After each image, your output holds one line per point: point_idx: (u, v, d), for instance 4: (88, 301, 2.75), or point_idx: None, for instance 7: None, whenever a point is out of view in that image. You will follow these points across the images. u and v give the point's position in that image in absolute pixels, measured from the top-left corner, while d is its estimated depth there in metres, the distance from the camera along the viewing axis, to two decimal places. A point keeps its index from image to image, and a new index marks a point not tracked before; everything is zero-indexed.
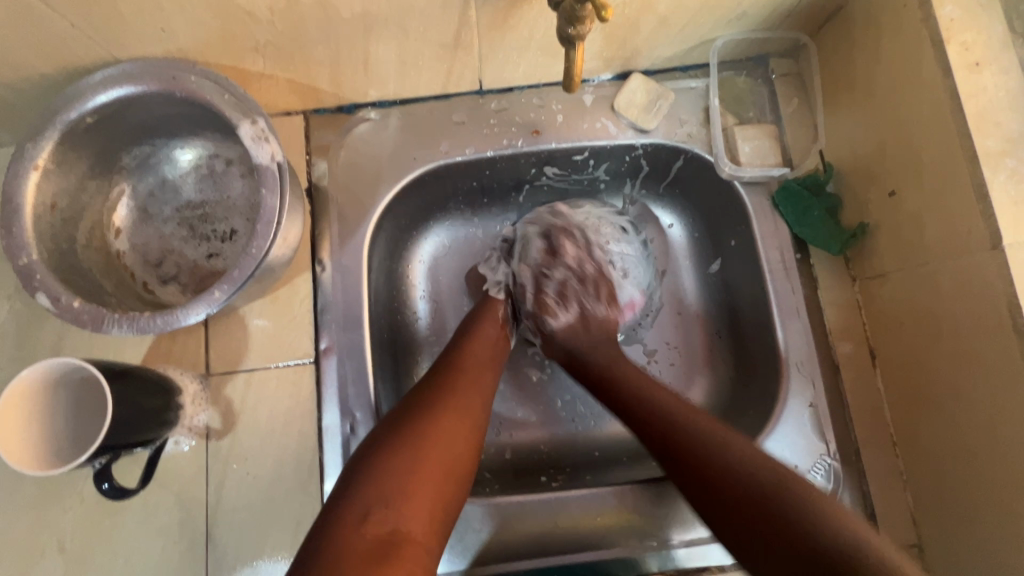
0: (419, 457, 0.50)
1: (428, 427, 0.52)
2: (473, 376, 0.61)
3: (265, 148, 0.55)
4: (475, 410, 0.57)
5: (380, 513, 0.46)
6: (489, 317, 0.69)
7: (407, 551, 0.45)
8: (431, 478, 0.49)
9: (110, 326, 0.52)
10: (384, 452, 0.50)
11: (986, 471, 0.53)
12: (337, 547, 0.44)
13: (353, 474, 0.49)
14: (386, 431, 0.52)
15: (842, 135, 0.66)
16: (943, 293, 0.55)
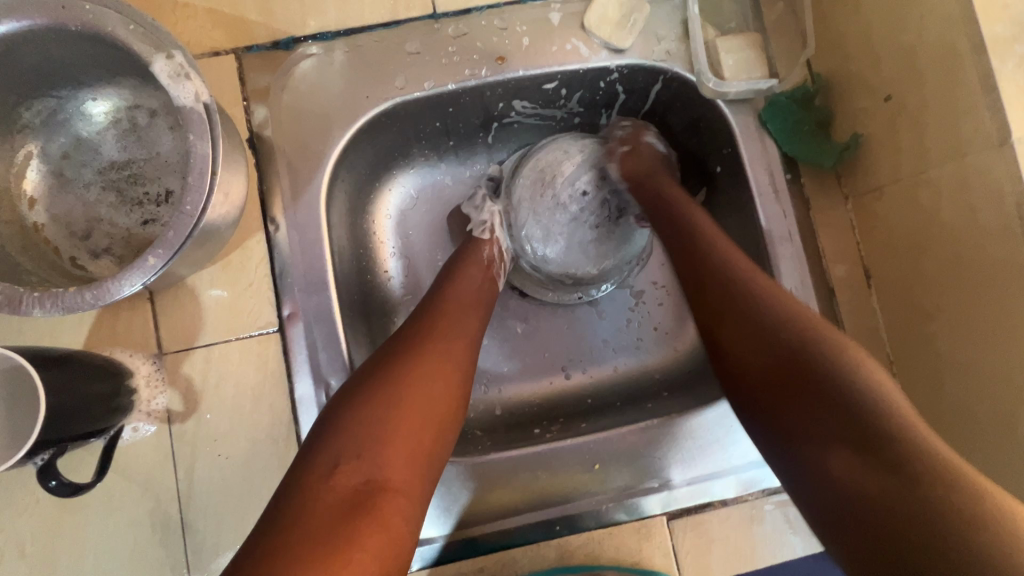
0: (397, 404, 0.46)
1: (409, 374, 0.48)
2: (457, 320, 0.56)
3: (187, 87, 0.47)
4: (460, 357, 0.52)
5: (353, 462, 0.42)
6: (473, 258, 0.64)
7: (385, 501, 0.41)
8: (411, 427, 0.45)
9: (30, 307, 0.45)
10: (359, 401, 0.46)
11: (990, 380, 0.51)
12: (304, 501, 0.40)
13: (324, 426, 0.45)
14: (362, 378, 0.48)
15: (832, 40, 0.61)
16: (945, 200, 0.52)
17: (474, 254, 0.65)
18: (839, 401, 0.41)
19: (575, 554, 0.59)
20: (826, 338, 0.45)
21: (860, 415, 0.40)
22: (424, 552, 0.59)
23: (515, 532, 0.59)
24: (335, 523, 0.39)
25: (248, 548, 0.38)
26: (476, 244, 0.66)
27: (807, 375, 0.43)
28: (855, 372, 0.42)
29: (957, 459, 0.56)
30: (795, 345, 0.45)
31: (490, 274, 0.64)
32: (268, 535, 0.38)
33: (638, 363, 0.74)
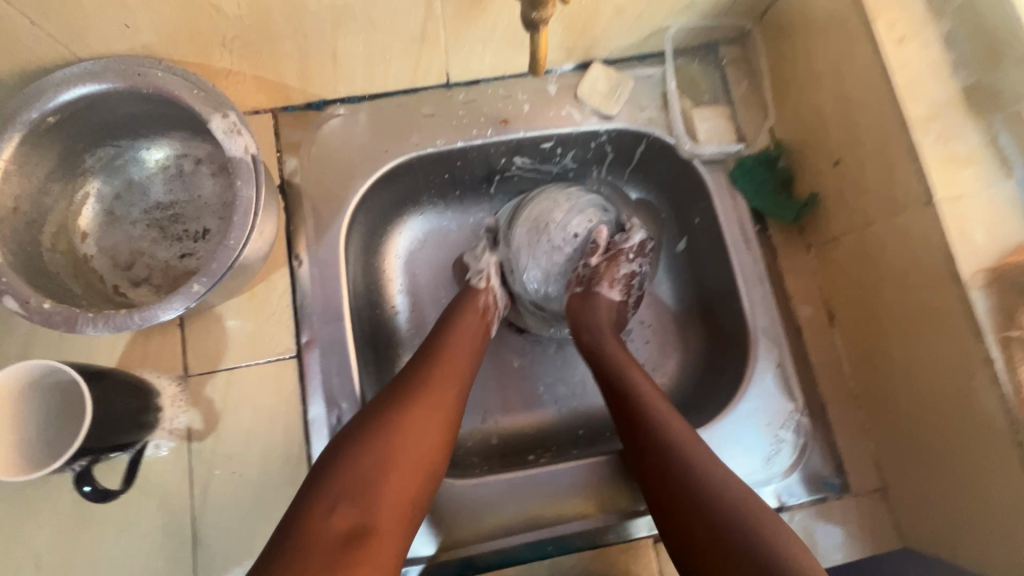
0: (390, 450, 0.51)
1: (402, 424, 0.53)
2: (450, 368, 0.61)
3: (238, 141, 0.55)
4: (449, 404, 0.58)
5: (347, 505, 0.47)
6: (468, 307, 0.70)
7: (376, 541, 0.46)
8: (401, 474, 0.51)
9: (84, 326, 0.51)
10: (358, 443, 0.51)
11: (938, 408, 0.57)
12: (304, 535, 0.45)
13: (322, 468, 0.50)
14: (360, 422, 0.53)
15: (790, 113, 0.71)
16: (889, 249, 0.60)
17: (473, 302, 0.71)
18: (706, 498, 0.50)
19: None
20: (696, 447, 0.54)
21: (729, 524, 0.48)
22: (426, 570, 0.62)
23: (511, 551, 0.63)
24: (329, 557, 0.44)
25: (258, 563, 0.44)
26: (473, 294, 0.72)
27: (682, 474, 0.52)
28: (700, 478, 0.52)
29: (921, 484, 0.61)
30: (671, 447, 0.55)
31: (483, 324, 0.70)
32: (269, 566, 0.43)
33: None
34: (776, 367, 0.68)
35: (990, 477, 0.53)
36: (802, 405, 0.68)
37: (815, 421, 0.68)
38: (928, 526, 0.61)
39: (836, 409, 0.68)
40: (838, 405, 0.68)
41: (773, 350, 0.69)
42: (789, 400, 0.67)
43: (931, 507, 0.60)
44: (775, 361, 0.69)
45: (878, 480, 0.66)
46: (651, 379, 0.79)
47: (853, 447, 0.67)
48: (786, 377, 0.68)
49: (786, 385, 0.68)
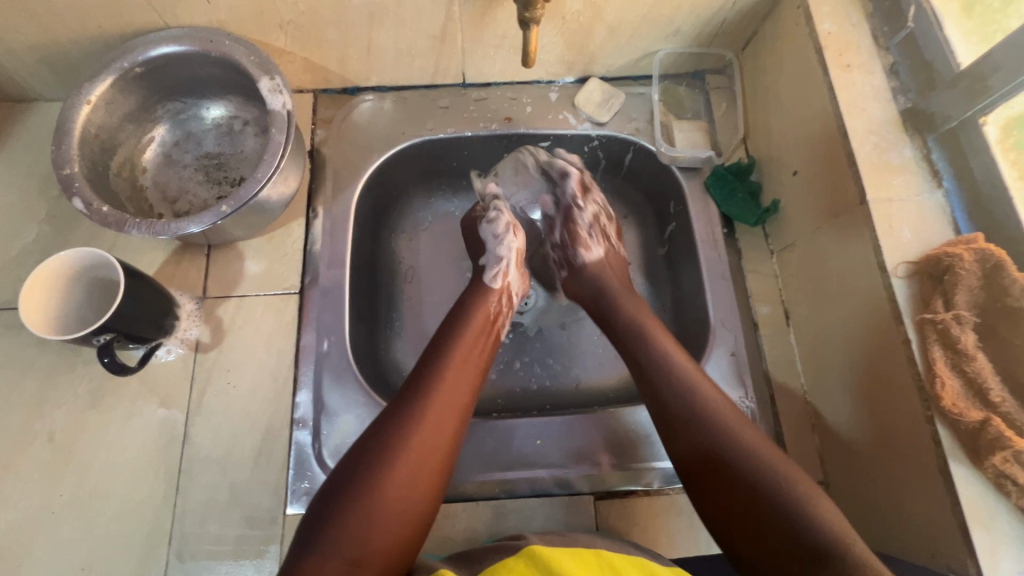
0: (384, 503, 0.51)
1: (398, 460, 0.54)
2: (451, 386, 0.60)
3: (278, 99, 0.67)
4: (447, 429, 0.58)
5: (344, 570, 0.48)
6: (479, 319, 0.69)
7: None
8: (393, 511, 0.52)
9: (131, 228, 0.62)
10: (352, 504, 0.51)
11: (870, 394, 0.61)
12: None
13: (332, 484, 0.53)
14: (355, 467, 0.53)
15: (761, 133, 0.80)
16: (833, 247, 0.66)
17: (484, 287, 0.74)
18: (734, 476, 0.53)
19: (508, 519, 0.66)
20: (741, 427, 0.56)
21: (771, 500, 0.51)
22: None
23: (461, 491, 0.67)
24: None
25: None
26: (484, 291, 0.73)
27: (712, 460, 0.55)
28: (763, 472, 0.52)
29: (859, 476, 0.63)
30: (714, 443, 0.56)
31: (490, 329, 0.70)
32: None
33: (596, 379, 0.84)
34: (730, 356, 0.73)
35: (909, 456, 0.56)
36: (752, 393, 0.72)
37: (763, 410, 0.72)
38: (863, 516, 0.63)
39: (785, 402, 0.72)
40: (788, 398, 0.72)
41: (729, 339, 0.74)
42: (740, 388, 0.72)
43: (864, 497, 0.62)
44: (730, 349, 0.74)
45: (821, 473, 0.69)
46: (620, 368, 0.85)
47: (799, 439, 0.70)
48: (739, 366, 0.73)
49: (738, 373, 0.73)
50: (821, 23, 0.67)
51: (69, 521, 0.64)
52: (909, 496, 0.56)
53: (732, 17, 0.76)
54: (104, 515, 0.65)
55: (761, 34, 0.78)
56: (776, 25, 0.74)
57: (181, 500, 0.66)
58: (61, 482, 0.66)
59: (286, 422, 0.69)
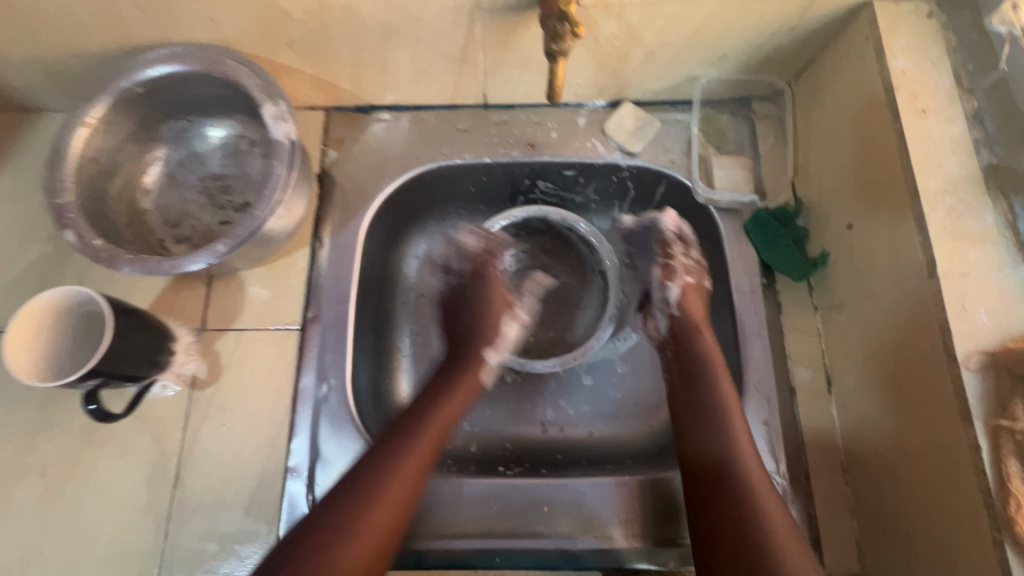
0: (360, 534, 0.51)
1: (366, 518, 0.52)
2: (428, 440, 0.59)
3: (282, 126, 0.62)
4: (417, 490, 0.56)
5: (335, 551, 0.50)
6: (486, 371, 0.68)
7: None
8: (361, 541, 0.51)
9: (122, 264, 0.58)
10: (315, 555, 0.49)
11: (924, 496, 0.54)
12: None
13: (350, 473, 0.56)
14: (323, 519, 0.52)
15: (813, 173, 0.71)
16: (892, 319, 0.58)
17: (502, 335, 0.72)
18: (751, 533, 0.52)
19: None
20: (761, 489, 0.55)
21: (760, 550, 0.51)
22: None
23: (463, 554, 0.64)
24: None
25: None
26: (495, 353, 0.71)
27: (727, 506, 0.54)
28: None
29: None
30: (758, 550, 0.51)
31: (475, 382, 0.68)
32: None
33: (612, 431, 0.78)
34: (763, 425, 0.66)
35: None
36: (784, 468, 0.65)
37: (796, 488, 0.65)
38: None
39: (821, 479, 0.65)
40: (825, 475, 0.65)
41: (763, 406, 0.67)
42: (771, 460, 0.65)
43: None
44: (763, 418, 0.67)
45: (856, 565, 0.62)
46: (639, 419, 0.79)
47: (834, 525, 0.63)
48: (772, 437, 0.66)
49: (771, 445, 0.66)
50: (894, 58, 0.59)
51: (57, 562, 0.62)
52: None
53: (789, 42, 0.68)
54: (93, 557, 0.63)
55: (820, 62, 0.69)
56: (839, 55, 0.66)
57: (170, 547, 0.63)
58: (50, 520, 0.64)
59: (280, 471, 0.66)
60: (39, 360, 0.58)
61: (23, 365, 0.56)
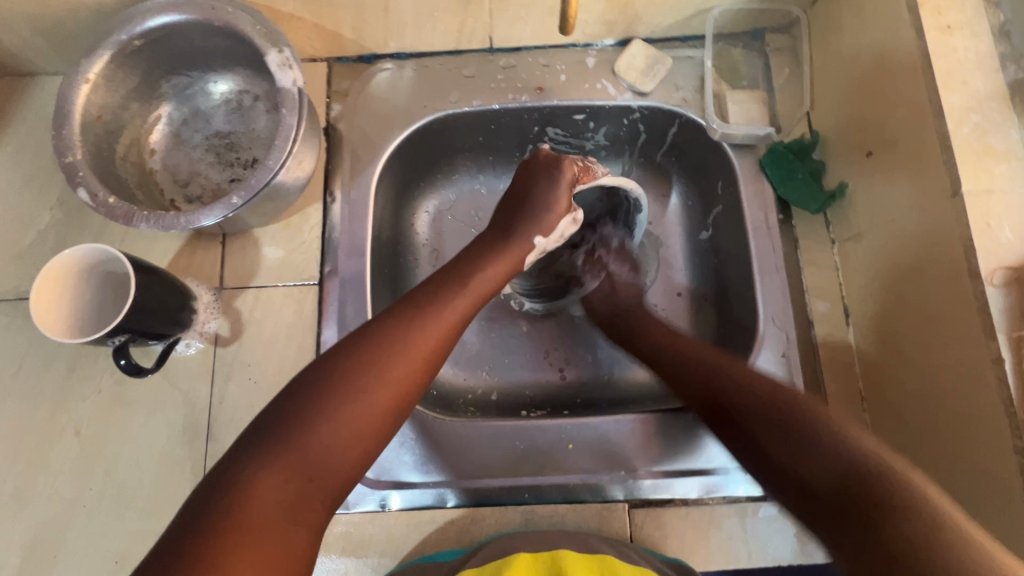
0: (359, 410, 0.46)
1: (375, 379, 0.48)
2: (449, 318, 0.54)
3: (288, 74, 0.61)
4: (430, 363, 0.51)
5: (329, 423, 0.45)
6: (501, 250, 0.62)
7: (333, 462, 0.45)
8: (360, 418, 0.47)
9: (138, 221, 0.58)
10: (318, 411, 0.45)
11: (946, 415, 0.55)
12: (274, 444, 0.44)
13: (366, 335, 0.50)
14: (329, 369, 0.48)
15: (829, 104, 0.70)
16: (914, 244, 0.58)
17: (552, 204, 0.65)
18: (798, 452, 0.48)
19: (538, 524, 0.64)
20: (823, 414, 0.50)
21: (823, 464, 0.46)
22: (407, 495, 0.65)
23: (492, 492, 0.65)
24: (286, 477, 0.43)
25: (183, 525, 0.40)
26: (516, 237, 0.63)
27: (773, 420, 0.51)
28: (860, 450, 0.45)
29: None
30: (790, 451, 0.49)
31: (515, 263, 0.62)
32: (248, 451, 0.43)
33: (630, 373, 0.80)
34: (781, 357, 0.67)
35: (992, 485, 0.50)
36: None
37: None
38: None
39: (839, 407, 0.66)
40: (843, 404, 0.66)
41: (781, 340, 0.68)
42: None
43: None
44: (781, 350, 0.68)
45: None
46: None
47: None
48: (790, 368, 0.67)
49: (790, 377, 0.67)
50: None
51: (100, 516, 0.64)
52: (973, 525, 0.52)
53: None
54: (134, 509, 0.65)
55: None
56: None
57: None
58: (89, 476, 0.65)
59: None
60: (63, 315, 0.58)
61: (47, 319, 0.57)
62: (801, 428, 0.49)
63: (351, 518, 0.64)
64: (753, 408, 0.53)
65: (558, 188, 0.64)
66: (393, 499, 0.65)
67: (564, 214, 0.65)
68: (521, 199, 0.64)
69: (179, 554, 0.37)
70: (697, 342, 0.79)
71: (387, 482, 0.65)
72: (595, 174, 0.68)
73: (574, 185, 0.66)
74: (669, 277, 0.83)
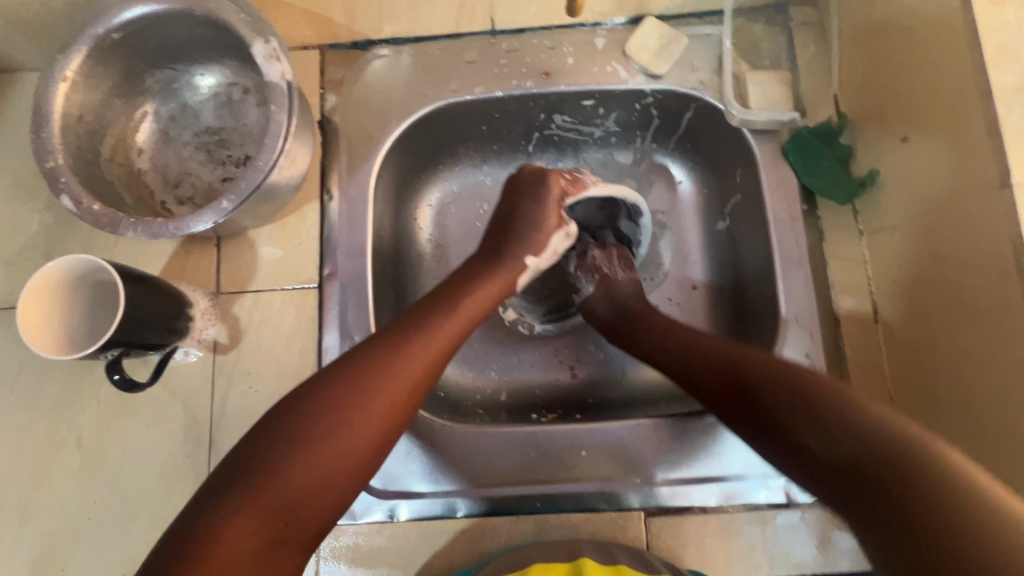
0: (325, 460, 0.44)
1: (353, 416, 0.46)
2: (434, 347, 0.51)
3: (275, 67, 0.57)
4: (413, 396, 0.49)
5: (293, 476, 0.43)
6: (491, 273, 0.60)
7: (300, 516, 0.44)
8: (325, 468, 0.44)
9: (125, 230, 0.55)
10: (292, 450, 0.44)
11: (987, 422, 0.51)
12: (235, 498, 0.42)
13: (336, 376, 0.48)
14: (308, 403, 0.46)
15: (859, 84, 0.65)
16: (954, 239, 0.54)
17: (536, 228, 0.62)
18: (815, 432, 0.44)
19: (551, 533, 0.62)
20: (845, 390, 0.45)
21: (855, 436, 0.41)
22: (415, 505, 0.63)
23: (503, 501, 0.63)
24: (249, 533, 0.41)
25: (153, 567, 0.39)
26: (508, 257, 0.61)
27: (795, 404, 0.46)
28: (895, 429, 0.41)
29: None
30: (819, 423, 0.44)
31: (505, 285, 0.60)
32: (209, 504, 0.42)
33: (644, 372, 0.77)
34: (805, 357, 0.64)
35: None
36: None
37: None
38: None
39: None
40: None
41: (804, 339, 0.64)
42: None
43: None
44: (805, 350, 0.64)
45: None
46: None
47: None
48: (815, 369, 0.64)
49: None
50: None
51: (105, 529, 0.63)
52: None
53: None
54: (139, 521, 0.64)
55: None
56: None
57: None
58: (93, 489, 0.64)
59: None
60: (51, 328, 0.56)
61: (34, 332, 0.54)
62: (817, 414, 0.44)
63: (358, 528, 0.63)
64: (778, 390, 0.48)
65: (546, 206, 0.63)
66: (401, 509, 0.63)
67: (553, 229, 0.63)
68: (510, 216, 0.64)
69: None
70: None
71: (395, 492, 0.63)
72: (585, 184, 0.66)
73: (561, 201, 0.64)
74: (684, 271, 0.79)
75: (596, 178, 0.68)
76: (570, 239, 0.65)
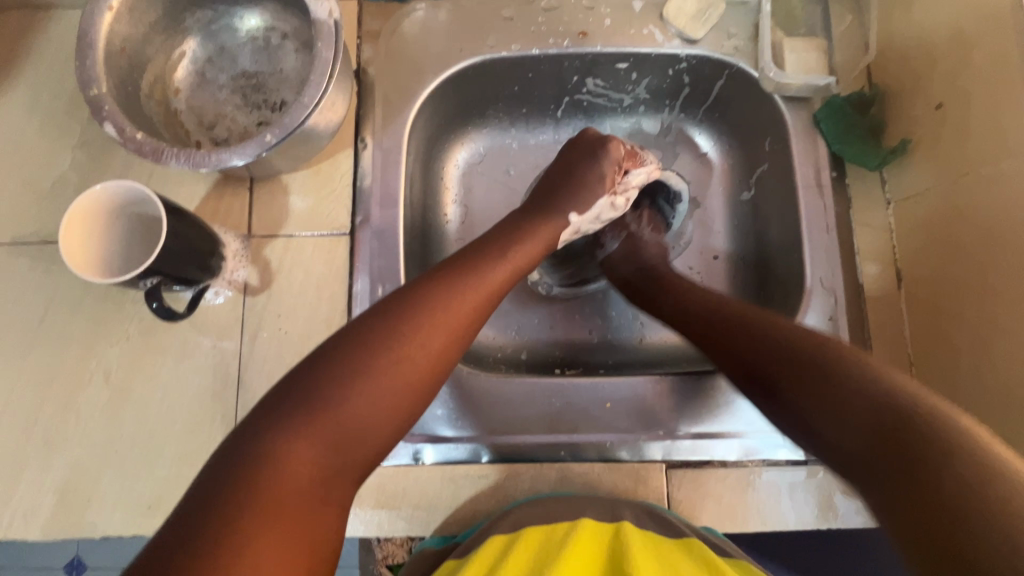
0: (384, 391, 0.45)
1: (408, 348, 0.47)
2: (485, 290, 0.52)
3: (323, 5, 0.58)
4: (463, 336, 0.50)
5: (352, 405, 0.44)
6: (536, 227, 0.61)
7: (357, 445, 0.44)
8: (382, 398, 0.45)
9: (168, 159, 0.55)
10: (349, 379, 0.44)
11: (1006, 377, 0.53)
12: (294, 423, 0.42)
13: (393, 308, 0.48)
14: (362, 334, 0.47)
15: (894, 53, 0.66)
16: (982, 202, 0.55)
17: (582, 189, 0.65)
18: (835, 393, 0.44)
19: (574, 482, 0.63)
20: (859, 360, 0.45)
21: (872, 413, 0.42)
22: (441, 449, 0.64)
23: (523, 450, 0.64)
24: (309, 459, 0.42)
25: (212, 489, 0.39)
26: (553, 214, 0.63)
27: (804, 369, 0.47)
28: (893, 393, 0.42)
29: None
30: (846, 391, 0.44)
31: (550, 239, 0.61)
32: (268, 424, 0.42)
33: (664, 335, 0.78)
34: (828, 320, 0.65)
35: None
36: None
37: None
38: None
39: None
40: (890, 369, 0.64)
41: (828, 302, 0.66)
42: None
43: None
44: (829, 313, 0.65)
45: None
46: None
47: None
48: (837, 331, 0.65)
49: (836, 340, 0.65)
50: None
51: (132, 462, 0.64)
52: None
53: None
54: (166, 456, 0.64)
55: None
56: None
57: None
58: (120, 423, 0.65)
59: None
60: (86, 246, 0.56)
61: (70, 245, 0.55)
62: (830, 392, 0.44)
63: (384, 471, 0.63)
64: (796, 355, 0.48)
65: (601, 168, 0.66)
66: (427, 452, 0.64)
67: (604, 192, 0.65)
68: (564, 178, 0.66)
69: (214, 511, 0.38)
70: (736, 306, 0.77)
71: (422, 436, 0.64)
72: (642, 160, 0.68)
73: (618, 167, 0.67)
74: (708, 239, 0.80)
75: (655, 160, 0.70)
76: (617, 209, 0.67)
